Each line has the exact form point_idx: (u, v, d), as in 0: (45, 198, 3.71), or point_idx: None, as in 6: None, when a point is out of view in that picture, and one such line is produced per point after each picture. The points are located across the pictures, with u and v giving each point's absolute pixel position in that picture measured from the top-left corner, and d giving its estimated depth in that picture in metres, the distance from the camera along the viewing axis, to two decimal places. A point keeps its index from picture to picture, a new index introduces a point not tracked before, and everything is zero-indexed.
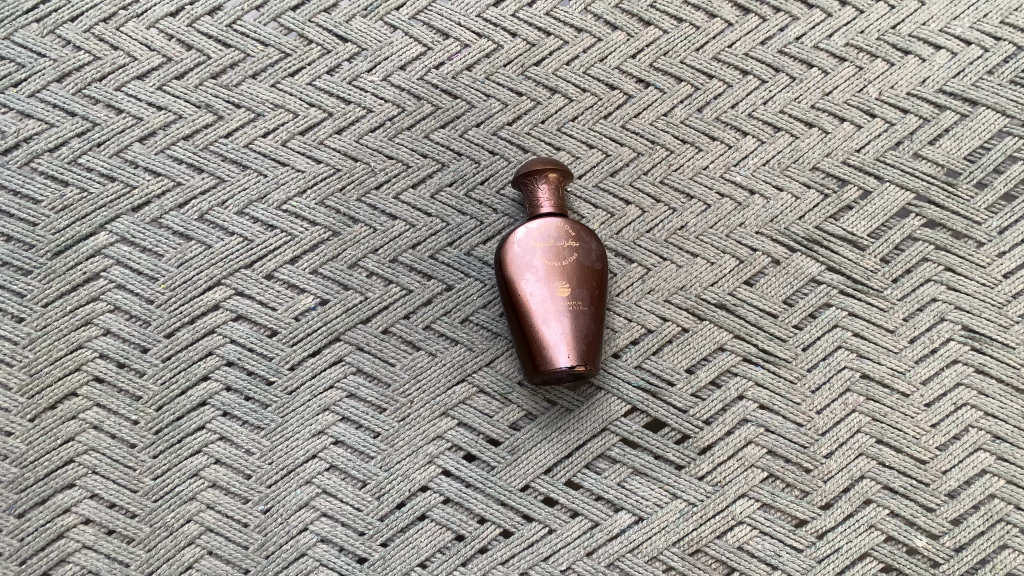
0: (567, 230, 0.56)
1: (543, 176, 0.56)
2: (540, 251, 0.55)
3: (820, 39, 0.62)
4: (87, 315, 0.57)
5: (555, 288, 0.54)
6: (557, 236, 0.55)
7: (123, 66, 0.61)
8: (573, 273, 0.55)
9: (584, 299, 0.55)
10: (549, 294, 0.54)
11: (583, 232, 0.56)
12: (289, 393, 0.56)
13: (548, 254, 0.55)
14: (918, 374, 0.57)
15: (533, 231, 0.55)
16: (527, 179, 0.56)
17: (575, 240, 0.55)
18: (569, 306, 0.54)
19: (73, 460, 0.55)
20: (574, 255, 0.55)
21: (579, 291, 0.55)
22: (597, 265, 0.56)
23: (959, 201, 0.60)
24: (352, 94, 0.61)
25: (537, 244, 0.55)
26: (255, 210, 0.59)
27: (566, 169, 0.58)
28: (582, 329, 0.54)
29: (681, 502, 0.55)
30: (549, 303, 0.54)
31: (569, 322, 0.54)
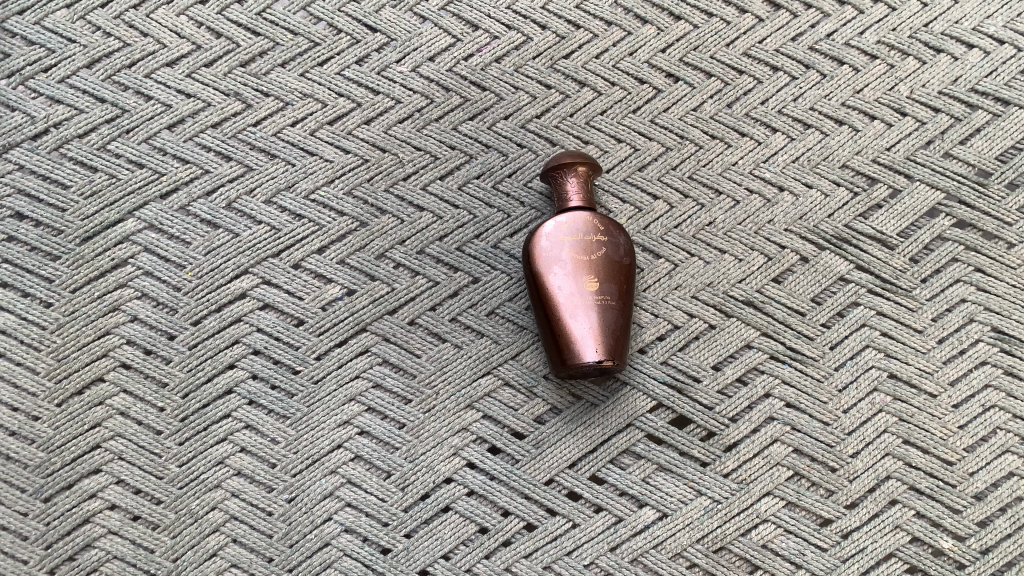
0: (595, 224, 0.55)
1: (572, 169, 0.56)
2: (568, 245, 0.55)
3: (852, 36, 0.62)
4: (115, 301, 0.57)
5: (583, 282, 0.54)
6: (586, 230, 0.55)
7: (152, 53, 0.61)
8: (602, 267, 0.55)
9: (611, 294, 0.54)
10: (577, 288, 0.54)
11: (611, 226, 0.56)
12: (315, 382, 0.56)
13: (577, 248, 0.55)
14: (946, 375, 0.57)
15: (561, 225, 0.55)
16: (556, 172, 0.56)
17: (604, 235, 0.55)
18: (597, 301, 0.54)
19: (99, 445, 0.55)
20: (603, 249, 0.55)
21: (607, 286, 0.55)
22: (625, 260, 0.56)
23: (990, 201, 0.59)
24: (380, 84, 0.61)
25: (565, 238, 0.55)
26: (283, 199, 0.59)
27: (595, 162, 0.57)
28: (610, 324, 0.54)
29: (706, 499, 0.55)
30: (577, 298, 0.54)
31: (596, 316, 0.53)
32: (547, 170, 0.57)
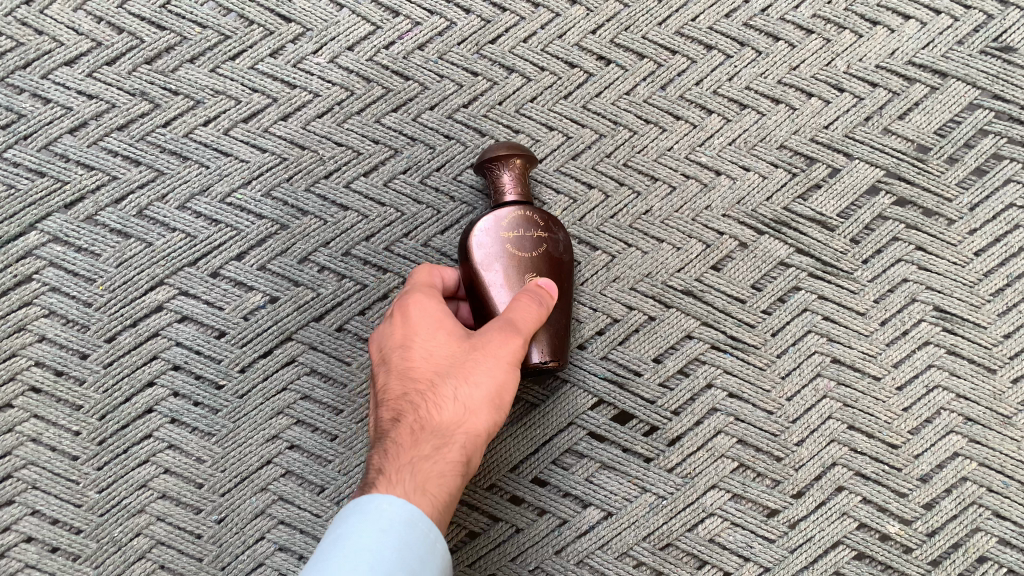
0: (534, 219, 0.52)
1: (509, 161, 0.53)
2: (507, 241, 0.51)
3: (787, 11, 0.60)
4: (20, 321, 0.54)
5: (523, 280, 0.51)
6: (525, 225, 0.52)
7: (49, 52, 0.57)
8: (541, 265, 0.52)
9: (552, 292, 0.52)
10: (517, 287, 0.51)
11: (550, 221, 0.53)
12: (240, 396, 0.54)
13: (515, 245, 0.51)
14: (889, 357, 0.56)
15: (499, 220, 0.52)
16: (491, 164, 0.53)
17: (544, 229, 0.52)
18: None
19: (11, 475, 0.52)
20: (544, 244, 0.52)
21: (547, 284, 0.52)
22: (564, 256, 0.53)
23: (929, 177, 0.58)
24: (297, 77, 0.57)
25: (504, 234, 0.52)
26: (198, 204, 0.56)
27: (530, 152, 0.54)
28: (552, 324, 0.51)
29: (650, 496, 0.54)
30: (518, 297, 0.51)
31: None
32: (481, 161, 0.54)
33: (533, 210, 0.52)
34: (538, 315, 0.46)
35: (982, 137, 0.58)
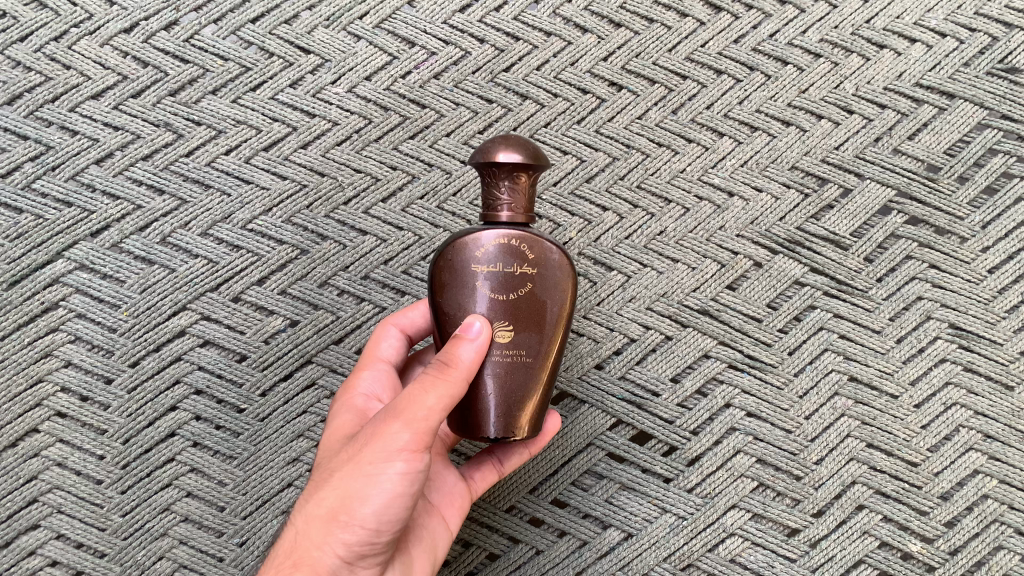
0: (521, 251, 0.41)
1: (508, 176, 0.40)
2: (479, 276, 0.42)
3: (795, 35, 0.60)
4: (46, 346, 0.55)
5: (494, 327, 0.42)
6: (506, 258, 0.41)
7: (77, 86, 0.58)
8: (523, 313, 0.42)
9: (533, 349, 0.42)
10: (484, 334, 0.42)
11: (544, 254, 0.42)
12: (262, 419, 0.55)
13: (493, 284, 0.41)
14: (906, 375, 0.56)
15: (474, 246, 0.41)
16: (486, 172, 0.41)
17: (533, 265, 0.42)
18: (505, 360, 0.42)
19: (37, 499, 0.53)
20: (530, 284, 0.42)
21: (527, 337, 0.42)
22: (557, 300, 0.43)
23: (940, 196, 0.58)
24: (316, 106, 0.58)
25: (477, 267, 0.41)
26: (220, 230, 0.57)
27: (544, 160, 0.41)
28: (520, 389, 0.42)
29: (671, 516, 0.55)
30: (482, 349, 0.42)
31: (504, 377, 0.42)
32: (477, 165, 0.41)
33: (522, 240, 0.41)
34: (430, 396, 0.39)
35: (991, 156, 0.59)
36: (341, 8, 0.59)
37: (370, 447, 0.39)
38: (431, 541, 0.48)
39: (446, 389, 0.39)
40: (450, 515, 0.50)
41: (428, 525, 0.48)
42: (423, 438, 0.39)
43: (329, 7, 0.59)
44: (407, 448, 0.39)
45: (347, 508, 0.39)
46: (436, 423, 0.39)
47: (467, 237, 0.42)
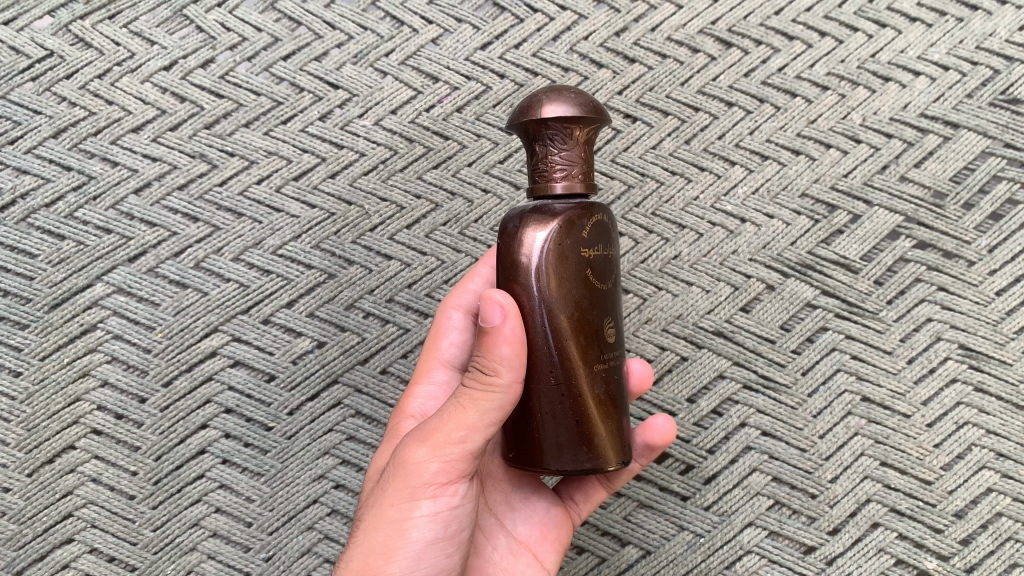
0: (605, 225, 0.40)
1: (566, 130, 0.38)
2: (593, 263, 0.39)
3: (803, 68, 0.63)
4: (84, 366, 0.58)
5: (604, 327, 0.40)
6: (602, 239, 0.40)
7: (118, 120, 0.61)
8: (614, 306, 0.42)
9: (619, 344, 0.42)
10: (600, 335, 0.40)
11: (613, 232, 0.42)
12: (289, 437, 0.57)
13: (600, 273, 0.40)
14: (918, 395, 0.57)
15: (570, 224, 0.38)
16: (564, 129, 0.38)
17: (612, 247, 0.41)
18: (612, 362, 0.41)
19: (72, 514, 0.56)
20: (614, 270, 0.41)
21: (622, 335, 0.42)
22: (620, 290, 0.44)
23: (948, 221, 0.60)
24: (344, 138, 0.61)
25: (590, 252, 0.39)
26: (251, 255, 0.59)
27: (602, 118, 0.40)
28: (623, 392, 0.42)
29: (688, 534, 0.56)
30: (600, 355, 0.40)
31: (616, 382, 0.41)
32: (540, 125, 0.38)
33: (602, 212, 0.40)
34: (473, 420, 0.38)
35: (996, 182, 0.61)
36: (368, 46, 0.62)
37: (400, 479, 0.39)
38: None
39: (493, 407, 0.38)
40: (536, 545, 0.50)
41: (508, 558, 0.48)
42: (453, 464, 0.39)
43: (357, 45, 0.62)
44: (438, 476, 0.39)
45: (377, 551, 0.40)
46: (473, 445, 0.39)
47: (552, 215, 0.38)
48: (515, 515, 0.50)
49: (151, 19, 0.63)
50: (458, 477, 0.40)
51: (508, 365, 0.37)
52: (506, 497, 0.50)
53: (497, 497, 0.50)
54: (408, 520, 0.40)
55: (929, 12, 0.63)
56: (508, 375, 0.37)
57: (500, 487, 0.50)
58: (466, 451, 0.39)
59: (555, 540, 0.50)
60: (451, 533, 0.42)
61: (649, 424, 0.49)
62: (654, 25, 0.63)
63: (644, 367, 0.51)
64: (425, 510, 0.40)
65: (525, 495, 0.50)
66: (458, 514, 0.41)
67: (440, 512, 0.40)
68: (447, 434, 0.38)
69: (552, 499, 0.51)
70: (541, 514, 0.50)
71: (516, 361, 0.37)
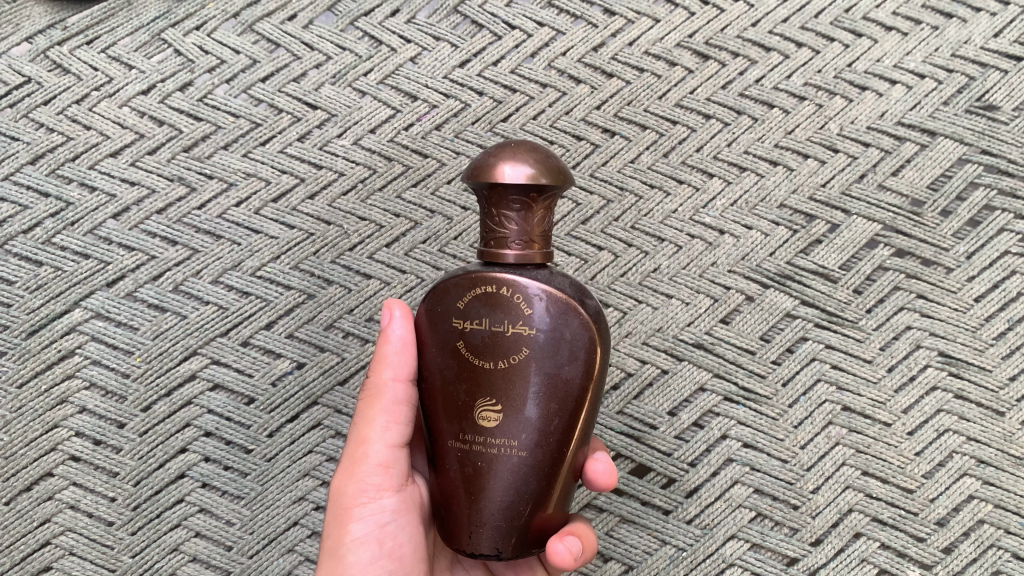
0: (502, 298, 0.41)
1: (523, 202, 0.40)
2: (466, 336, 0.41)
3: (780, 80, 0.62)
4: (63, 393, 0.58)
5: (475, 405, 0.41)
6: (498, 317, 0.41)
7: (96, 145, 0.61)
8: (512, 392, 0.41)
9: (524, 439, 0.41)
10: (466, 412, 0.42)
11: (538, 308, 0.41)
12: (268, 459, 0.58)
13: (478, 348, 0.41)
14: (898, 403, 0.58)
15: (456, 288, 0.42)
16: (503, 197, 0.40)
17: (527, 326, 0.41)
18: (489, 452, 0.41)
19: (50, 541, 0.57)
20: (525, 349, 0.41)
21: (518, 420, 0.41)
22: (564, 375, 0.41)
23: (926, 229, 0.60)
24: (323, 158, 0.61)
25: (465, 323, 0.41)
26: (230, 277, 0.59)
27: (560, 185, 0.40)
28: (507, 484, 0.42)
29: (670, 548, 0.57)
30: (465, 437, 0.42)
31: (482, 467, 0.42)
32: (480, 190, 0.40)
33: (510, 289, 0.41)
34: (372, 428, 0.46)
35: (972, 189, 0.61)
36: (347, 66, 0.62)
37: (334, 509, 0.46)
38: None
39: (383, 409, 0.46)
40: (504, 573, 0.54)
41: None
42: (368, 478, 0.46)
43: (335, 65, 0.62)
44: (360, 492, 0.46)
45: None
46: (381, 453, 0.46)
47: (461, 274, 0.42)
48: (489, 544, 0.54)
49: (130, 43, 0.62)
50: (381, 491, 0.46)
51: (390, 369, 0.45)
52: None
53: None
54: (344, 544, 0.46)
55: (904, 20, 0.63)
56: (387, 377, 0.45)
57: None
58: (379, 461, 0.46)
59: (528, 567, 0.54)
60: (391, 551, 0.46)
61: (591, 468, 0.50)
62: (631, 39, 0.63)
63: None
64: (358, 532, 0.46)
65: None
66: (392, 531, 0.46)
67: (372, 529, 0.46)
68: (358, 452, 0.46)
69: None
70: None
71: (397, 362, 0.45)
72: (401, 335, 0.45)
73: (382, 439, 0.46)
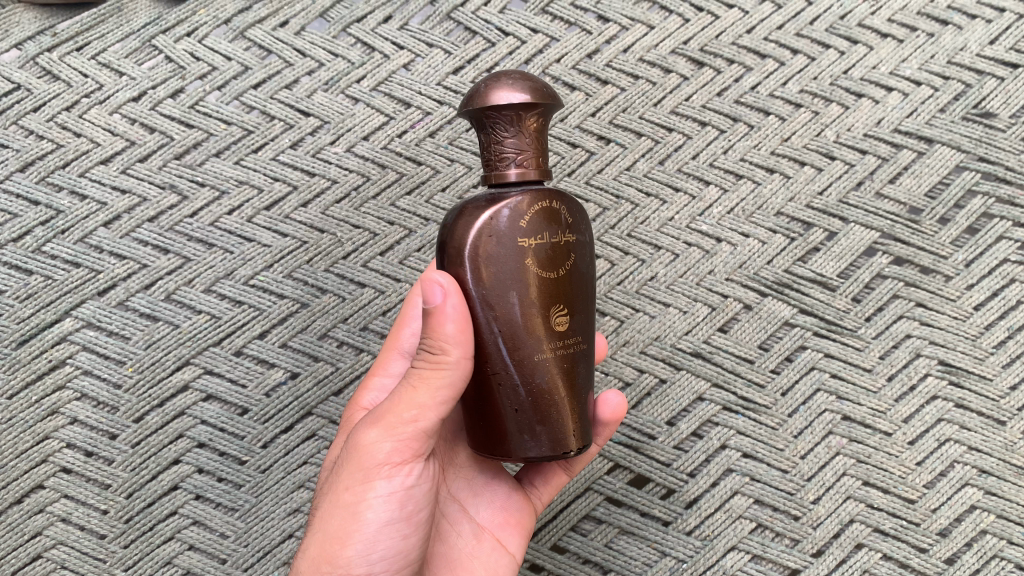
0: (553, 212, 0.40)
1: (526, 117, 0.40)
2: (534, 251, 0.40)
3: (775, 87, 0.62)
4: (53, 404, 0.57)
5: (551, 317, 0.41)
6: (552, 225, 0.40)
7: (87, 152, 0.60)
8: (574, 290, 0.42)
9: (584, 332, 0.43)
10: (546, 324, 0.41)
11: (579, 216, 0.42)
12: (263, 471, 0.57)
13: (536, 263, 0.40)
14: (899, 413, 0.57)
15: (502, 215, 0.40)
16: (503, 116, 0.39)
17: (572, 232, 0.41)
18: (567, 355, 0.42)
19: (41, 555, 0.56)
20: (577, 254, 0.42)
21: (578, 321, 0.42)
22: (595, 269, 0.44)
23: (924, 237, 0.60)
24: (316, 166, 0.60)
25: (527, 243, 0.40)
26: (222, 286, 0.58)
27: (553, 99, 0.40)
28: (582, 374, 0.43)
29: (670, 559, 0.56)
30: (545, 349, 0.41)
31: (566, 369, 0.42)
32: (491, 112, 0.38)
33: (556, 202, 0.41)
34: (423, 397, 0.41)
35: (971, 197, 0.60)
36: (339, 73, 0.62)
37: (355, 463, 0.42)
38: (477, 561, 0.50)
39: (444, 384, 0.40)
40: (498, 530, 0.51)
41: (472, 544, 0.50)
42: (406, 443, 0.42)
43: (328, 72, 0.62)
44: (391, 456, 0.42)
45: (333, 536, 0.43)
46: (426, 423, 0.41)
47: (495, 206, 0.40)
48: (477, 501, 0.51)
49: (121, 49, 0.62)
50: (412, 456, 0.42)
51: (453, 341, 0.40)
52: (470, 483, 0.52)
53: (458, 484, 0.52)
54: (363, 501, 0.43)
55: (900, 27, 0.62)
56: (455, 352, 0.40)
57: (461, 473, 0.52)
58: (419, 430, 0.41)
59: (518, 524, 0.51)
60: (409, 515, 0.44)
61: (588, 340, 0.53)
62: (626, 46, 0.63)
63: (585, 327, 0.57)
64: (380, 491, 0.43)
65: (484, 478, 0.52)
66: (414, 495, 0.44)
67: (394, 494, 0.43)
68: (397, 416, 0.41)
69: (512, 483, 0.52)
70: (502, 498, 0.52)
71: (461, 336, 0.40)
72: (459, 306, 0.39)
73: (432, 411, 0.41)
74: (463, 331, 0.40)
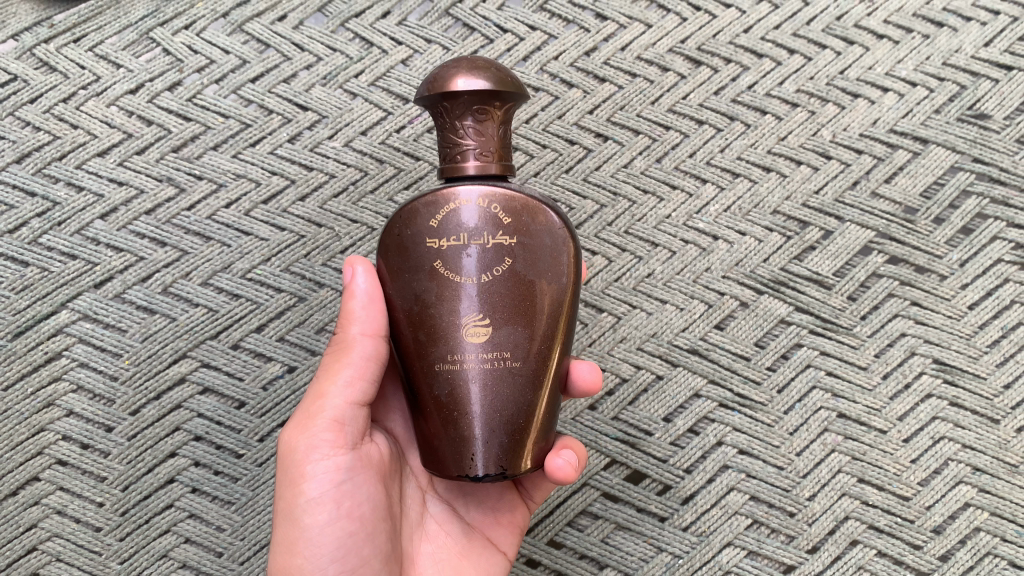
0: (485, 211, 0.43)
1: (480, 109, 0.42)
2: (443, 254, 0.43)
3: (772, 86, 0.62)
4: (49, 397, 0.57)
5: (460, 324, 0.43)
6: (476, 225, 0.43)
7: (83, 144, 0.60)
8: (498, 301, 0.43)
9: (517, 348, 0.43)
10: (451, 332, 0.43)
11: (514, 219, 0.43)
12: (260, 464, 0.57)
13: (455, 264, 0.43)
14: (893, 410, 0.58)
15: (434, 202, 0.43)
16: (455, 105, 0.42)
17: (509, 234, 0.43)
18: (485, 363, 0.42)
19: (36, 548, 0.56)
20: (507, 258, 0.43)
21: (505, 333, 0.43)
22: (547, 283, 0.44)
23: (919, 236, 0.60)
24: (314, 160, 0.60)
25: (439, 242, 0.43)
26: (220, 280, 0.58)
27: (513, 93, 0.43)
28: (503, 400, 0.43)
29: (666, 555, 0.57)
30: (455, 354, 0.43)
31: (484, 380, 0.42)
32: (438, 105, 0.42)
33: (487, 200, 0.43)
34: (334, 384, 0.45)
35: (965, 197, 0.61)
36: (338, 67, 0.61)
37: (288, 466, 0.45)
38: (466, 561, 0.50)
39: (350, 363, 0.45)
40: (491, 528, 0.52)
41: (462, 541, 0.51)
42: (326, 433, 0.44)
43: (326, 67, 0.61)
44: (313, 449, 0.44)
45: (285, 545, 0.44)
46: (341, 408, 0.45)
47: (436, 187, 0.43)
48: (469, 501, 0.52)
49: (117, 41, 0.61)
50: (340, 448, 0.45)
51: (360, 320, 0.45)
52: (457, 484, 0.51)
53: (445, 484, 0.52)
54: (300, 505, 0.44)
55: (896, 28, 0.63)
56: (354, 328, 0.45)
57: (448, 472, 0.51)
58: (337, 417, 0.45)
59: (509, 523, 0.52)
60: (351, 512, 0.45)
61: (575, 370, 0.51)
62: (623, 44, 0.63)
63: (591, 370, 0.51)
64: (314, 490, 0.44)
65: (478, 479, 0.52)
66: (351, 490, 0.45)
67: (328, 489, 0.44)
68: (314, 407, 0.45)
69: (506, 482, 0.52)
70: (495, 498, 0.52)
71: (368, 315, 0.45)
72: (366, 287, 0.45)
73: (341, 395, 0.45)
74: (371, 309, 0.45)
